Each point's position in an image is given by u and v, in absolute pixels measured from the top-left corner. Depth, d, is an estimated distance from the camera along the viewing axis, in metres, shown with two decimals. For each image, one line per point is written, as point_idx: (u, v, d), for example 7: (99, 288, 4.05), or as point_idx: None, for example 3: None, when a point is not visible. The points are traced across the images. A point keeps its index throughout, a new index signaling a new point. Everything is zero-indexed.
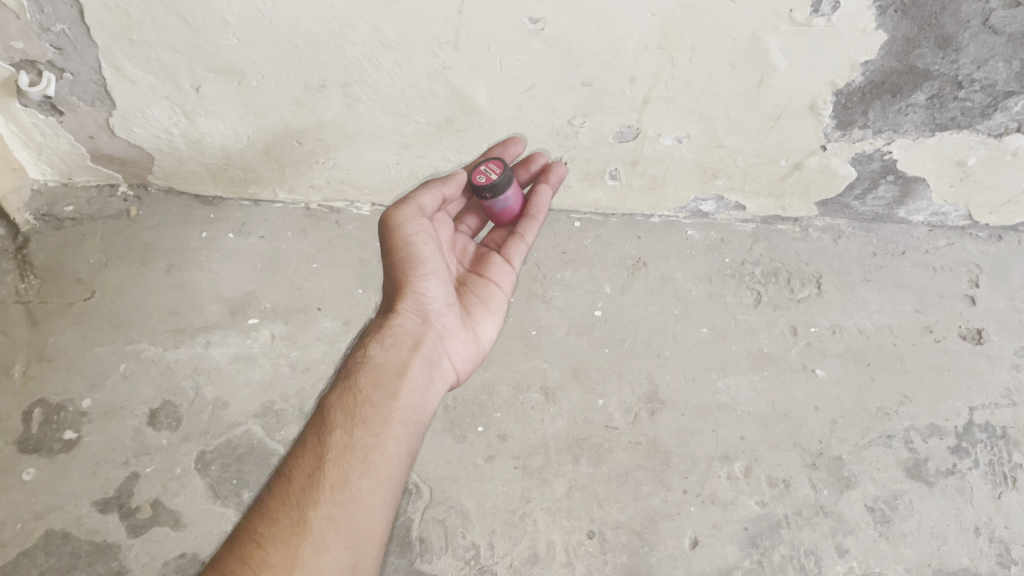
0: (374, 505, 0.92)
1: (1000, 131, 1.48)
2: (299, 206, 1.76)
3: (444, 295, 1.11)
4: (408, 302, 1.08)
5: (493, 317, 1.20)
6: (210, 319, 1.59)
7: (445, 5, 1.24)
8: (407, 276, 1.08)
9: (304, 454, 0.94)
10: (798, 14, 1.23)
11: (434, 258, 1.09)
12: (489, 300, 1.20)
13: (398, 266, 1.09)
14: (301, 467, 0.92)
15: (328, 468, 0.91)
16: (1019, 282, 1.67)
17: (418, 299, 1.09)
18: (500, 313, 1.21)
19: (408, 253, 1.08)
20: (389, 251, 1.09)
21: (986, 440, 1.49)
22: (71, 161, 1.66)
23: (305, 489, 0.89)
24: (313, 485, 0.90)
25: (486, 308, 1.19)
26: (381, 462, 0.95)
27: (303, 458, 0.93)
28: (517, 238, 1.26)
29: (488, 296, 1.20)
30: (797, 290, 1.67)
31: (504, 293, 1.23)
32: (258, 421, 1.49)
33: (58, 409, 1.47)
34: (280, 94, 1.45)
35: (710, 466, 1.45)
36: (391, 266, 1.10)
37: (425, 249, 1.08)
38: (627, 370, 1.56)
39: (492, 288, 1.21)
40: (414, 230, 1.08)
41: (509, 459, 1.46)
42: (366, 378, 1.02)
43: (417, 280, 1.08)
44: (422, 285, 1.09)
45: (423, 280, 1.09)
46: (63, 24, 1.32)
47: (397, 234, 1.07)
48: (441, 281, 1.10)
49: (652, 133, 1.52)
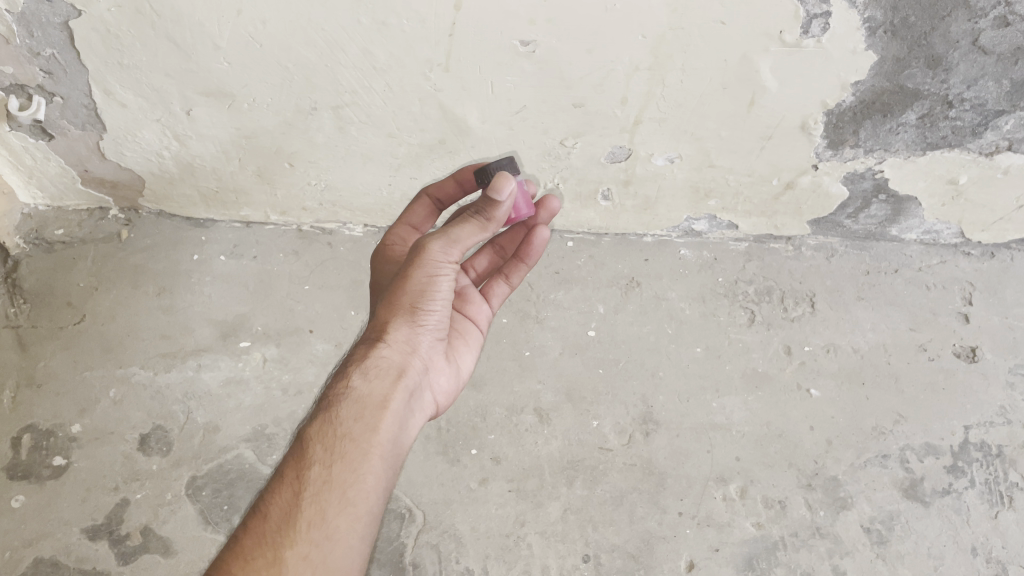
0: (351, 544, 0.89)
1: (991, 149, 1.48)
2: (291, 227, 1.76)
3: (437, 326, 1.06)
4: (398, 332, 1.03)
5: (472, 349, 1.20)
6: (201, 342, 1.58)
7: (435, 28, 1.24)
8: (410, 306, 1.03)
9: (281, 490, 0.91)
10: (788, 35, 1.24)
11: (447, 296, 1.05)
12: (466, 334, 1.21)
13: (410, 296, 1.02)
14: (277, 505, 0.89)
15: (305, 506, 0.88)
16: (1013, 300, 1.68)
17: (411, 329, 1.04)
18: (476, 348, 1.21)
19: (424, 287, 1.02)
20: (407, 278, 1.02)
21: (982, 458, 1.49)
22: (61, 184, 1.65)
23: (281, 528, 0.87)
24: (289, 524, 0.87)
25: (465, 341, 1.20)
26: (359, 498, 0.92)
27: (280, 494, 0.90)
28: (500, 278, 1.29)
29: (466, 329, 1.21)
30: (791, 309, 1.66)
31: (479, 330, 1.23)
32: (250, 446, 1.48)
33: (48, 434, 1.45)
34: (272, 117, 1.44)
35: (705, 487, 1.45)
36: (398, 293, 1.03)
37: (442, 286, 1.03)
38: (622, 390, 1.55)
39: (469, 325, 1.22)
40: (442, 267, 1.02)
41: (503, 482, 1.45)
42: (346, 410, 0.97)
43: (423, 313, 1.03)
44: (426, 318, 1.04)
45: (428, 313, 1.04)
46: (53, 49, 1.32)
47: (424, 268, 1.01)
48: (442, 315, 1.06)
49: (645, 153, 1.52)
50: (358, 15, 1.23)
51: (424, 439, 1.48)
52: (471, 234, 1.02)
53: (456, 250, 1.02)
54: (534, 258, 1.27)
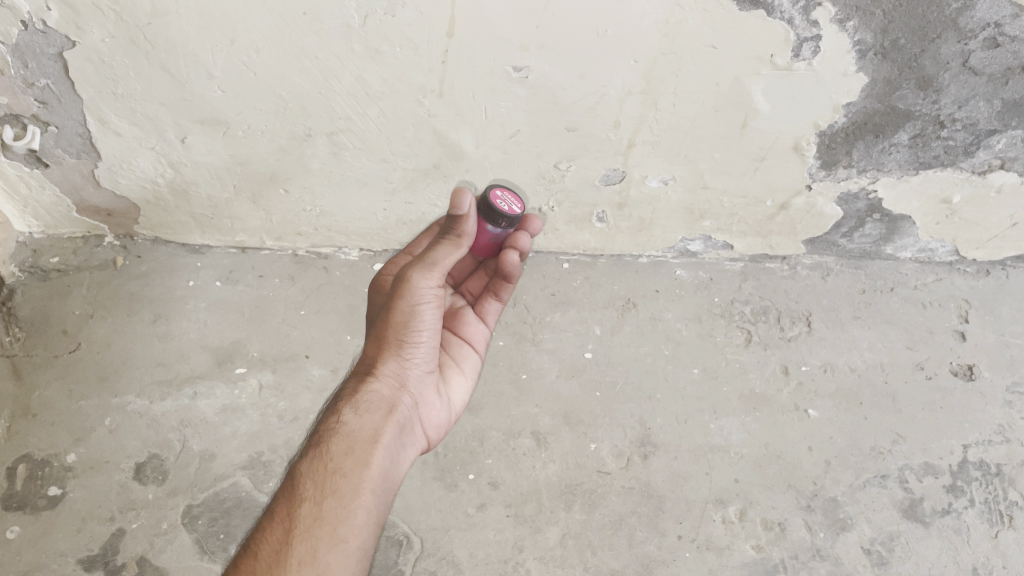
0: None
1: (984, 168, 1.49)
2: (287, 253, 1.76)
3: (425, 360, 1.09)
4: (386, 366, 1.06)
5: (465, 379, 1.21)
6: (197, 369, 1.58)
7: (428, 55, 1.25)
8: (397, 339, 1.06)
9: (272, 527, 0.90)
10: (779, 58, 1.24)
11: (434, 328, 1.08)
12: (461, 362, 1.22)
13: (396, 328, 1.06)
14: (267, 543, 0.88)
15: (296, 543, 0.87)
16: (1009, 317, 1.68)
17: (400, 362, 1.07)
18: (473, 374, 1.23)
19: (409, 320, 1.06)
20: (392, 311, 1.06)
21: (981, 478, 1.48)
22: (56, 212, 1.65)
23: (272, 565, 0.85)
24: (280, 561, 0.86)
25: (459, 370, 1.21)
26: (350, 534, 0.91)
27: (271, 531, 0.90)
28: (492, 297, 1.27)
29: (461, 356, 1.22)
30: (788, 328, 1.66)
31: (477, 352, 1.25)
32: (246, 473, 1.48)
33: (42, 464, 1.44)
34: (267, 144, 1.45)
35: (704, 510, 1.44)
36: (385, 327, 1.07)
37: (429, 318, 1.07)
38: (619, 413, 1.55)
39: (465, 349, 1.24)
40: (425, 297, 1.05)
41: (500, 507, 1.44)
42: (337, 446, 0.97)
43: (410, 345, 1.07)
44: (412, 350, 1.07)
45: (414, 345, 1.07)
46: (47, 79, 1.32)
47: (406, 298, 1.05)
48: (430, 347, 1.09)
49: (639, 176, 1.52)
50: (351, 43, 1.23)
51: (422, 465, 1.47)
52: (447, 254, 1.08)
53: (435, 276, 1.06)
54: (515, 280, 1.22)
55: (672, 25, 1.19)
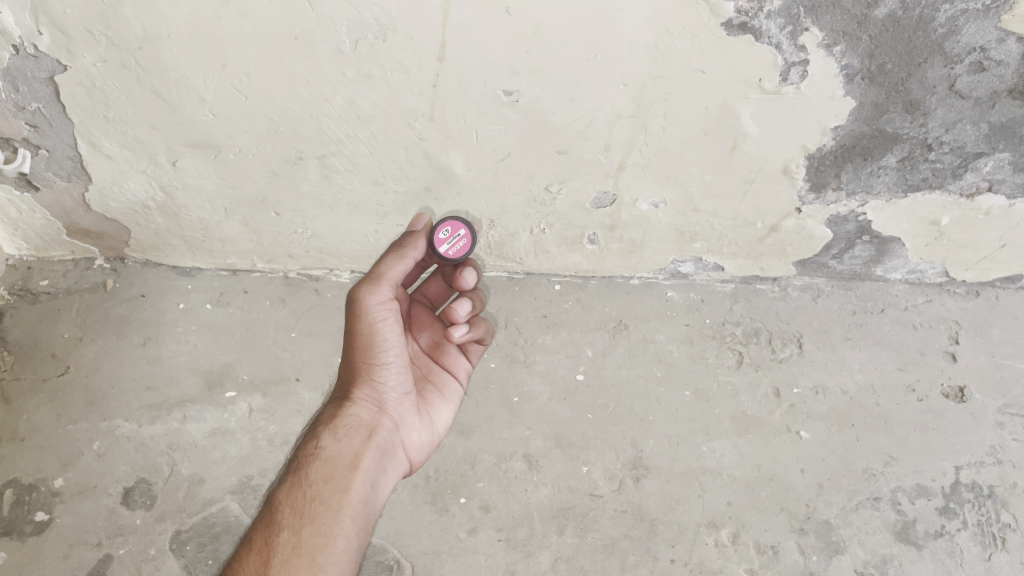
0: None
1: (972, 191, 1.50)
2: (278, 275, 1.75)
3: (401, 382, 1.09)
4: (362, 391, 1.07)
5: (448, 404, 1.19)
6: (186, 393, 1.57)
7: (419, 79, 1.25)
8: (370, 364, 1.07)
9: (250, 557, 0.93)
10: (768, 82, 1.26)
11: (399, 347, 1.07)
12: (442, 387, 1.20)
13: (364, 351, 1.06)
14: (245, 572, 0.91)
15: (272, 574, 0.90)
16: (999, 338, 1.68)
17: (375, 387, 1.08)
18: (456, 401, 1.21)
19: (374, 343, 1.06)
20: (355, 334, 1.06)
21: (974, 499, 1.48)
22: (47, 235, 1.65)
23: None
24: None
25: (440, 394, 1.19)
26: (329, 563, 0.94)
27: (251, 560, 0.93)
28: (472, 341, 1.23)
29: (443, 382, 1.20)
30: (779, 350, 1.66)
31: (459, 382, 1.22)
32: (235, 498, 1.46)
33: (30, 489, 1.43)
34: (258, 167, 1.45)
35: (697, 533, 1.43)
36: (353, 352, 1.07)
37: (391, 335, 1.06)
38: (611, 436, 1.54)
39: (447, 377, 1.21)
40: (379, 314, 1.05)
41: (492, 532, 1.43)
42: (315, 473, 1.01)
43: (380, 368, 1.07)
44: (383, 373, 1.07)
45: (385, 368, 1.07)
46: (39, 102, 1.32)
47: (363, 319, 1.04)
48: (402, 370, 1.09)
49: (629, 199, 1.53)
50: (342, 67, 1.24)
51: (412, 488, 1.46)
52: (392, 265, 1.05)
53: (386, 289, 1.05)
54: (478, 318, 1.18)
55: (661, 50, 1.20)
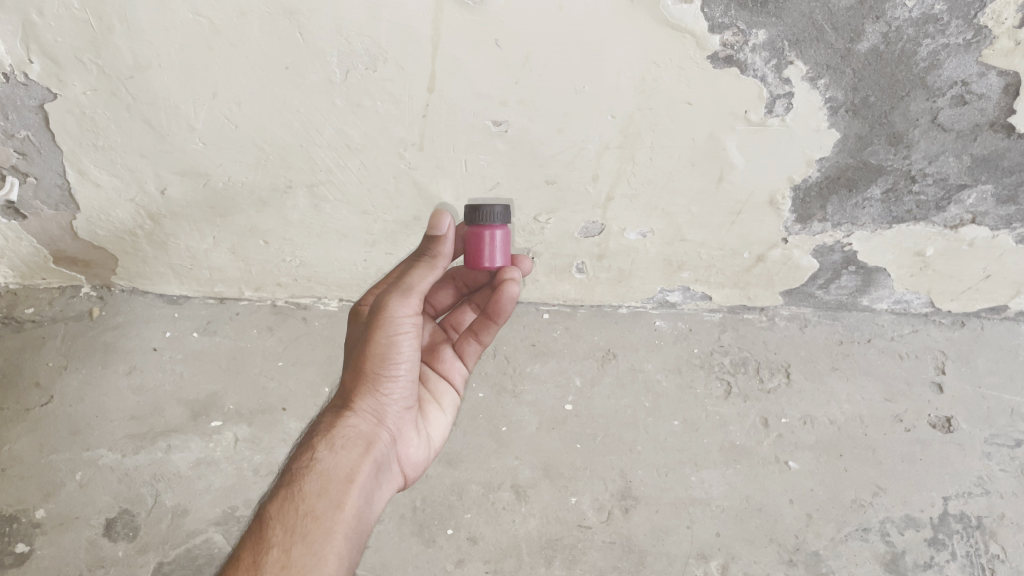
0: None
1: (955, 222, 1.52)
2: (266, 303, 1.76)
3: (404, 395, 1.05)
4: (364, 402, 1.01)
5: (444, 414, 1.20)
6: (171, 422, 1.55)
7: (409, 109, 1.26)
8: (376, 373, 1.01)
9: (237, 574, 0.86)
10: (753, 115, 1.27)
11: (412, 361, 1.03)
12: (440, 398, 1.21)
13: (374, 360, 1.01)
14: None
15: None
16: (985, 368, 1.70)
17: (378, 399, 1.03)
18: (452, 410, 1.22)
19: (387, 352, 1.00)
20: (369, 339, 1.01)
21: (963, 530, 1.46)
22: (34, 263, 1.66)
23: None
24: None
25: (437, 405, 1.20)
26: None
27: None
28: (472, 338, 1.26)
29: (440, 391, 1.22)
30: (767, 380, 1.67)
31: (454, 389, 1.25)
32: (219, 529, 1.42)
33: (10, 521, 1.39)
34: (246, 195, 1.45)
35: (686, 565, 1.40)
36: (361, 360, 1.02)
37: (406, 347, 1.01)
38: (600, 466, 1.53)
39: (445, 385, 1.23)
40: (403, 325, 1.00)
41: (480, 564, 1.40)
42: (309, 486, 0.94)
43: (387, 380, 1.02)
44: (389, 386, 1.02)
45: (392, 380, 1.02)
46: (28, 130, 1.33)
47: (385, 325, 0.99)
48: (408, 382, 1.04)
49: (617, 229, 1.54)
50: (333, 97, 1.25)
51: (399, 519, 1.44)
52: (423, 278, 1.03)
53: (413, 302, 1.01)
54: (503, 318, 1.19)
55: (647, 82, 1.21)
